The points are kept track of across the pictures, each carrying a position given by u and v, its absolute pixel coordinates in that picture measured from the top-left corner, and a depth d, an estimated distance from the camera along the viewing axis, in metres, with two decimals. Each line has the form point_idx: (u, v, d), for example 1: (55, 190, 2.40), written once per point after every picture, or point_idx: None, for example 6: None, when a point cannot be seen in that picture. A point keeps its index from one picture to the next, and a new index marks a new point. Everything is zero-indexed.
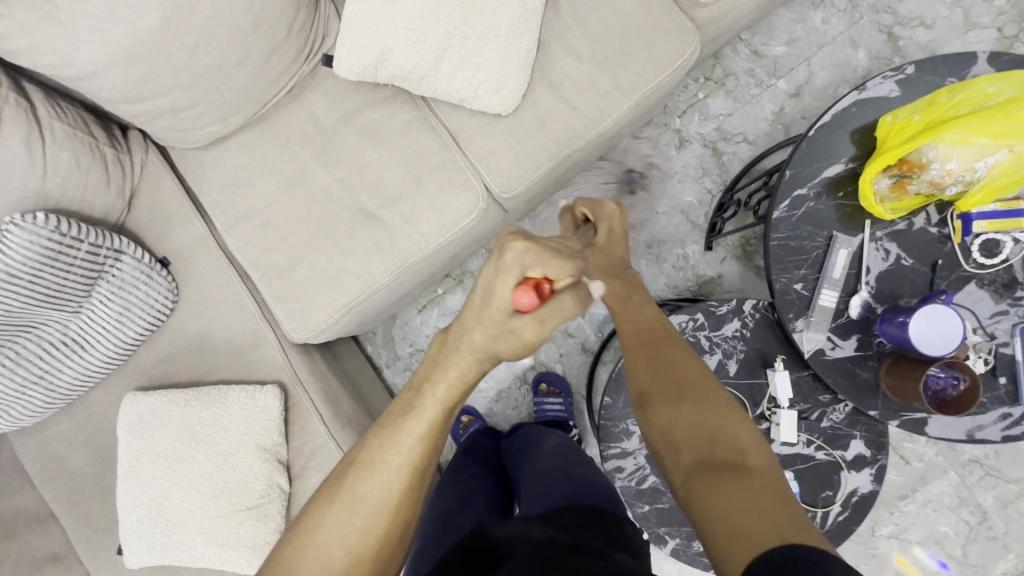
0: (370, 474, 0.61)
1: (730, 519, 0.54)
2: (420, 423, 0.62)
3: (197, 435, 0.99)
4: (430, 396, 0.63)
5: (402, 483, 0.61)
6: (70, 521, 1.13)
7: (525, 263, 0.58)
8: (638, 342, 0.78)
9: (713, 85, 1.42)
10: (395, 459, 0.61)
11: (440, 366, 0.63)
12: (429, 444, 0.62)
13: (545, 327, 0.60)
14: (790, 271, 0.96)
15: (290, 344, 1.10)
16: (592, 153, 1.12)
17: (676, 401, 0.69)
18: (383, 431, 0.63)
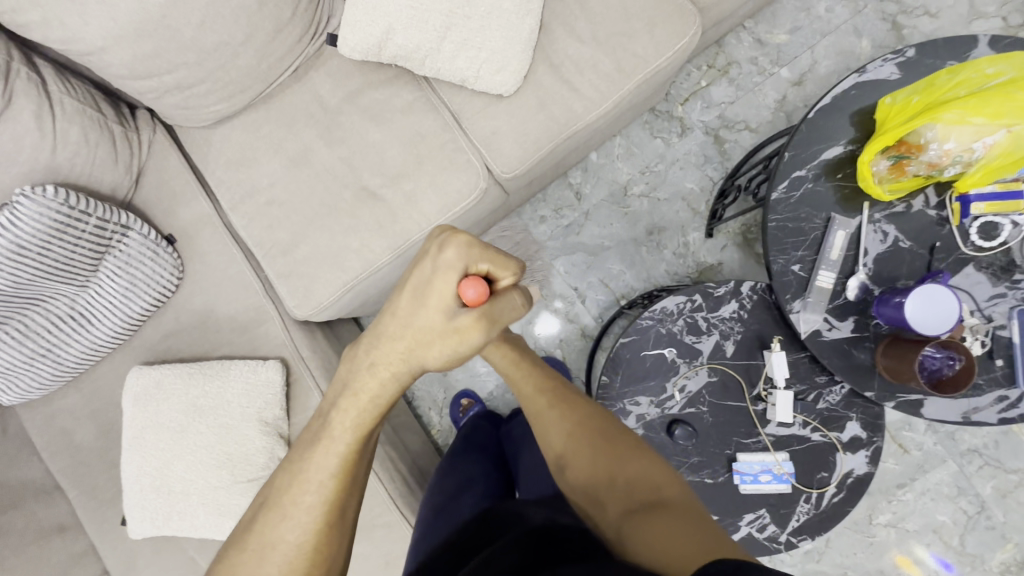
0: (278, 520, 0.60)
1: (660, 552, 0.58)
2: (331, 455, 0.62)
3: (200, 408, 1.01)
4: (337, 429, 0.63)
5: (315, 521, 0.60)
6: (75, 493, 1.15)
7: (469, 257, 0.61)
8: (545, 401, 0.81)
9: (716, 73, 1.42)
10: (302, 504, 0.60)
11: (352, 396, 0.63)
12: (344, 477, 0.62)
13: (492, 324, 0.63)
14: (787, 253, 0.96)
15: (292, 321, 1.12)
16: (592, 136, 1.13)
17: (593, 456, 0.74)
18: (293, 471, 0.62)
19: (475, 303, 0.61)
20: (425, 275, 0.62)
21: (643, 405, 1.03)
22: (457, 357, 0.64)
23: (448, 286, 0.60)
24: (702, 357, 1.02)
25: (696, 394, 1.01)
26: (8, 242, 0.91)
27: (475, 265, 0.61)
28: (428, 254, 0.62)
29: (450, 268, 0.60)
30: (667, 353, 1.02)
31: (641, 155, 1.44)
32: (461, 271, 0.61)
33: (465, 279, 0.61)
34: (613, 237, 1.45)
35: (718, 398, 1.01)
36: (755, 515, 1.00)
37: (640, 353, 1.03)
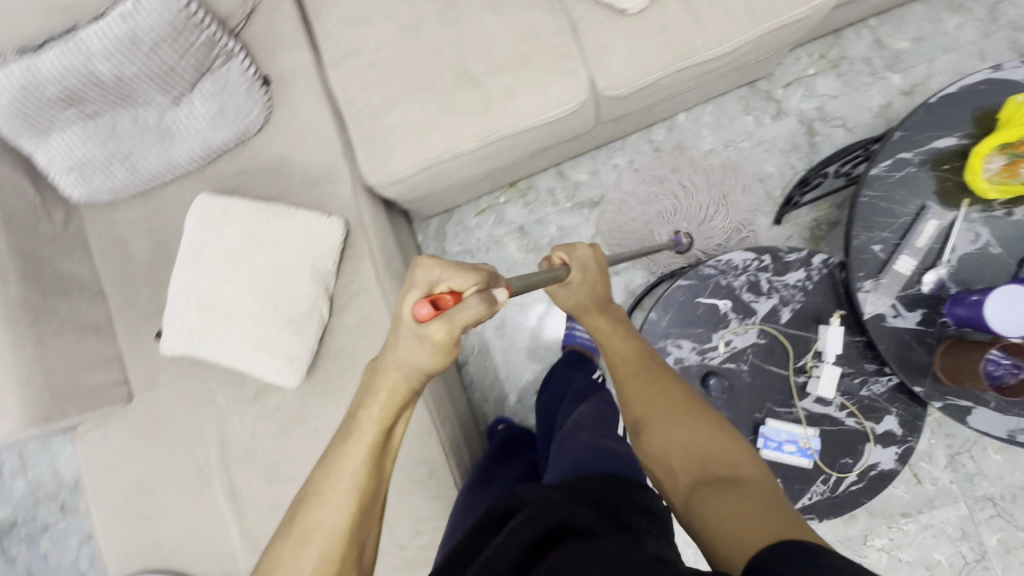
0: (317, 506, 0.63)
1: (727, 529, 0.59)
2: (359, 450, 0.66)
3: (260, 241, 1.03)
4: (365, 426, 0.67)
5: (350, 507, 0.63)
6: (117, 300, 1.19)
7: (432, 277, 0.64)
8: (631, 371, 0.85)
9: (826, 64, 1.40)
10: (337, 493, 0.63)
11: (373, 395, 0.68)
12: (373, 467, 0.66)
13: (452, 329, 0.63)
14: (871, 231, 0.94)
15: (361, 188, 1.13)
16: (697, 81, 1.12)
17: (670, 426, 0.75)
18: (327, 466, 0.66)
19: (432, 314, 0.62)
20: (402, 295, 0.68)
21: (684, 349, 1.02)
22: (448, 354, 0.66)
23: (408, 306, 0.64)
24: (755, 318, 1.01)
25: (740, 352, 1.01)
26: (125, 29, 0.96)
27: (437, 284, 0.64)
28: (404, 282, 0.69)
29: (412, 288, 0.64)
30: (721, 304, 1.01)
31: (729, 128, 1.42)
32: (424, 289, 0.65)
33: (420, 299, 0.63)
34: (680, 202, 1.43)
35: (761, 360, 1.00)
36: None
37: (694, 299, 1.02)
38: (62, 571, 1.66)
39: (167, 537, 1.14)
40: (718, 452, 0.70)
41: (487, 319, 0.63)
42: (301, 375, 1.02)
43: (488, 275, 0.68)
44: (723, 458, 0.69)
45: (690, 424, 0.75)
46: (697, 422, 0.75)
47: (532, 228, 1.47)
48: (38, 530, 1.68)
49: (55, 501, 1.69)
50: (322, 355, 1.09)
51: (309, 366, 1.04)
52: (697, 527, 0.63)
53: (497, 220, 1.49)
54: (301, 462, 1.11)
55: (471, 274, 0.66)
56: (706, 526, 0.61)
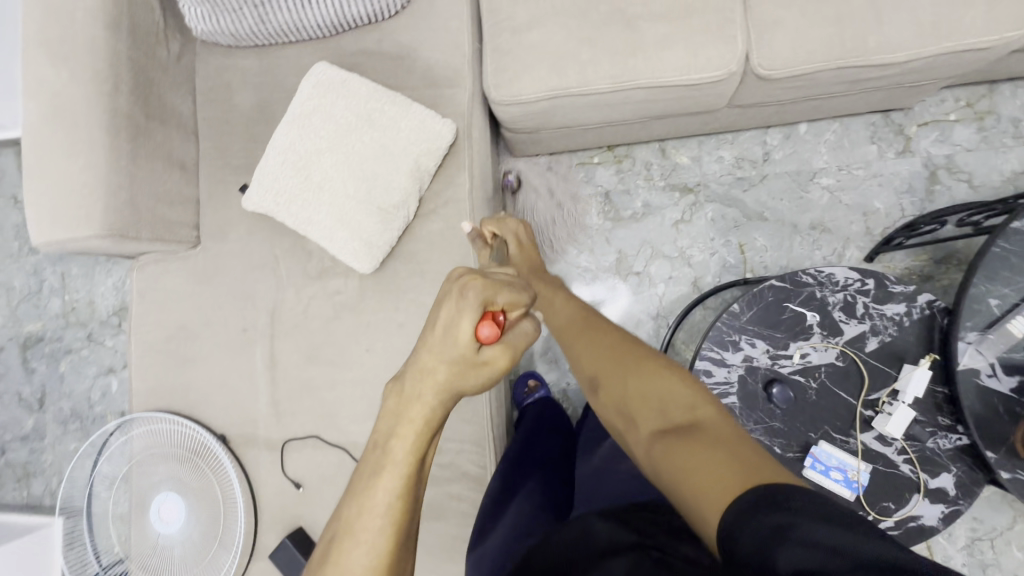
0: (346, 555, 0.54)
1: (690, 477, 0.57)
2: (394, 475, 0.57)
3: (371, 122, 1.01)
4: (398, 450, 0.58)
5: (386, 549, 0.55)
6: (208, 146, 1.18)
7: (485, 293, 0.57)
8: (580, 334, 0.84)
9: (970, 114, 1.32)
10: (370, 531, 0.55)
11: (405, 422, 0.58)
12: (410, 496, 0.57)
13: (511, 350, 0.59)
14: (992, 283, 0.90)
15: (478, 101, 1.10)
16: (849, 85, 1.06)
17: (621, 380, 0.74)
18: (355, 503, 0.56)
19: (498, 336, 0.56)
20: (448, 316, 0.57)
21: (756, 349, 0.99)
22: (490, 381, 0.61)
23: (466, 330, 0.55)
24: (840, 339, 0.97)
25: (813, 368, 0.97)
26: None
27: (491, 299, 0.57)
28: (445, 298, 0.58)
29: (470, 311, 0.55)
30: (809, 316, 0.98)
31: (849, 152, 1.36)
32: (478, 310, 0.56)
33: (481, 319, 0.56)
34: (775, 213, 1.38)
35: (832, 383, 0.97)
36: None
37: (782, 302, 0.99)
38: (73, 397, 1.70)
39: (196, 386, 1.15)
40: (673, 397, 0.68)
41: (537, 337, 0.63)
42: (375, 264, 1.01)
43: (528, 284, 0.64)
44: (679, 402, 0.67)
45: (641, 372, 0.72)
46: (648, 367, 0.73)
47: (618, 197, 1.43)
48: (61, 352, 1.72)
49: (83, 330, 1.72)
50: (395, 253, 1.08)
51: (383, 258, 1.03)
52: (664, 480, 0.61)
53: (585, 178, 1.45)
54: (343, 350, 1.10)
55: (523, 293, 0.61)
56: (670, 478, 0.60)
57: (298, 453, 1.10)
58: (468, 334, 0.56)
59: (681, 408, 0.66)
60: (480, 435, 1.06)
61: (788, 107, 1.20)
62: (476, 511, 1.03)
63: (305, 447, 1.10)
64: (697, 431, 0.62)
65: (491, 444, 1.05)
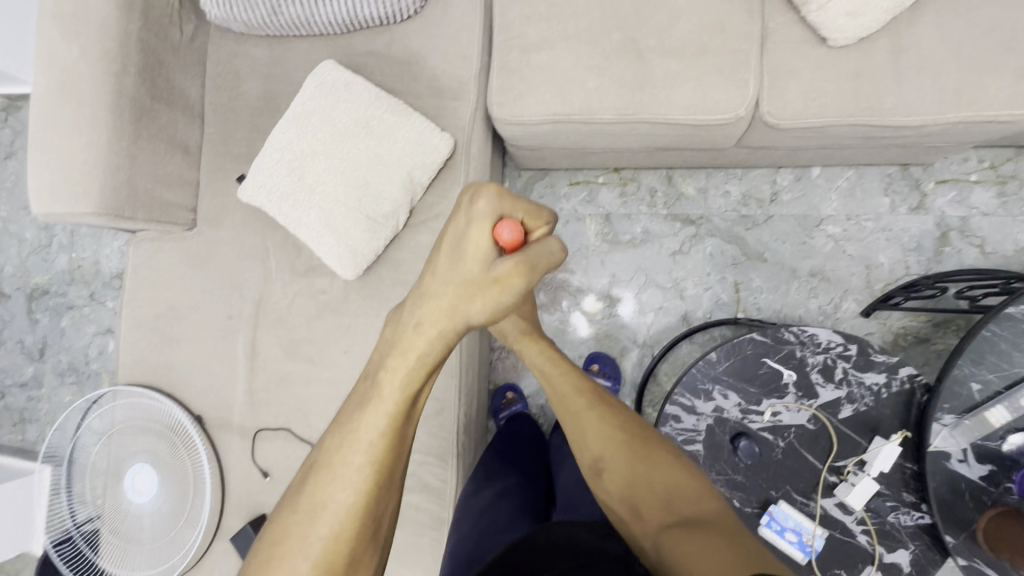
0: (328, 481, 0.58)
1: (694, 566, 0.57)
2: (381, 412, 0.59)
3: (369, 130, 1.01)
4: (388, 387, 0.60)
5: (364, 484, 0.58)
6: (213, 131, 1.19)
7: (502, 207, 0.60)
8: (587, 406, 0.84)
9: (992, 176, 1.27)
10: (350, 466, 0.58)
11: (400, 353, 0.60)
12: (395, 433, 0.60)
13: (530, 269, 0.58)
14: (977, 367, 0.88)
15: (481, 116, 1.09)
16: (863, 140, 1.03)
17: (630, 464, 0.75)
18: (341, 435, 0.60)
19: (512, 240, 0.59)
20: (460, 229, 0.60)
21: (729, 401, 0.97)
22: (502, 306, 0.60)
23: (483, 237, 0.59)
24: (813, 401, 0.96)
25: (783, 427, 0.96)
26: None
27: (508, 211, 0.60)
28: (460, 211, 0.61)
29: (484, 218, 0.59)
30: (786, 374, 0.96)
31: (860, 202, 1.32)
32: (494, 220, 0.59)
33: (499, 228, 0.60)
34: (775, 255, 1.35)
35: (800, 444, 0.96)
36: None
37: (761, 357, 0.98)
38: (72, 351, 1.76)
39: (179, 365, 1.18)
40: (682, 491, 0.70)
41: (561, 263, 0.63)
42: (358, 272, 1.02)
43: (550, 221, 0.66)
44: (685, 495, 0.69)
45: (648, 462, 0.75)
46: (658, 460, 0.75)
47: (618, 220, 1.41)
48: (64, 307, 1.77)
49: (87, 288, 1.77)
50: (382, 260, 1.08)
51: (367, 266, 1.03)
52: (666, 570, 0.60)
53: (588, 198, 1.43)
54: (322, 349, 1.12)
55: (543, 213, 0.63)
56: (675, 567, 0.59)
57: (269, 443, 1.13)
58: (487, 244, 0.59)
59: (686, 502, 0.68)
60: (445, 448, 1.07)
61: (800, 153, 1.17)
62: (433, 522, 1.05)
63: (276, 439, 1.13)
64: (702, 524, 0.63)
65: (454, 459, 1.07)
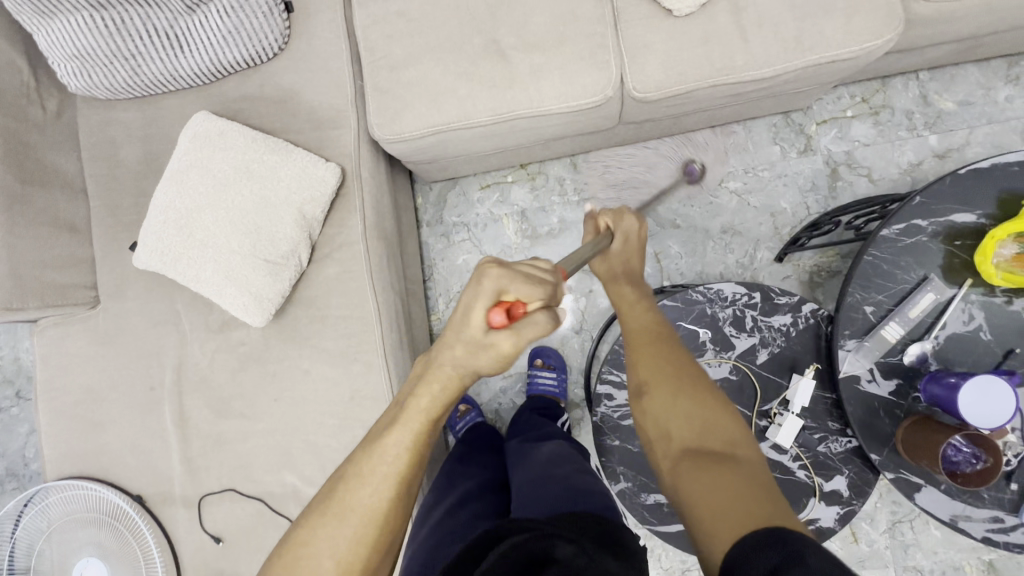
0: (355, 485, 0.60)
1: (710, 505, 0.56)
2: (408, 429, 0.62)
3: (252, 173, 1.00)
4: (415, 406, 0.63)
5: (387, 492, 0.60)
6: (98, 203, 1.15)
7: (499, 284, 0.58)
8: (644, 340, 0.78)
9: (866, 109, 1.35)
10: (378, 472, 0.61)
11: (427, 382, 0.63)
12: (421, 447, 0.63)
13: (521, 341, 0.59)
14: (867, 291, 0.92)
15: (365, 139, 1.09)
16: (732, 97, 1.07)
17: (672, 395, 0.70)
18: (371, 446, 0.63)
19: (507, 326, 0.58)
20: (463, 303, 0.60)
21: None
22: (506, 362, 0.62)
23: (478, 317, 0.58)
24: (731, 353, 0.99)
25: None
26: None
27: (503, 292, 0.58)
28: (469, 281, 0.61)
29: (480, 299, 0.57)
30: (701, 333, 1.00)
31: (754, 154, 1.38)
32: (489, 297, 0.58)
33: (494, 304, 0.58)
34: (688, 220, 1.39)
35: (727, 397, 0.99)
36: None
37: (675, 321, 1.00)
38: (8, 457, 1.66)
39: (108, 448, 1.14)
40: (718, 428, 0.65)
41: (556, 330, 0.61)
42: (268, 317, 1.00)
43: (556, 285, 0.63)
44: (722, 434, 0.65)
45: (691, 395, 0.69)
46: (702, 395, 0.69)
47: (534, 215, 1.44)
48: None
49: (11, 387, 1.68)
50: (294, 300, 1.07)
51: (277, 309, 1.01)
52: (681, 503, 0.59)
53: (501, 198, 1.45)
54: (252, 402, 1.10)
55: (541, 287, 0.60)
56: (688, 501, 0.58)
57: (216, 507, 1.10)
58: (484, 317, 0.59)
59: (720, 440, 0.64)
60: None
61: (694, 141, 1.39)
62: None
63: (222, 501, 1.10)
64: (730, 463, 0.60)
65: None
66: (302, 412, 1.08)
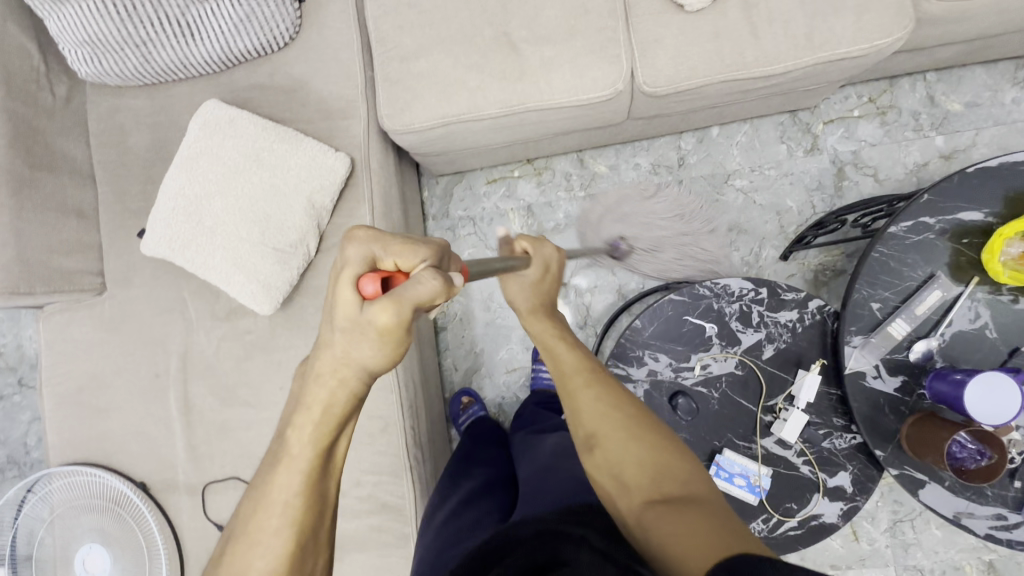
0: (246, 546, 0.55)
1: (683, 549, 0.56)
2: (293, 470, 0.58)
3: (261, 162, 1.00)
4: (296, 444, 0.58)
5: (283, 543, 0.56)
6: (106, 190, 1.15)
7: (370, 252, 0.58)
8: (585, 387, 0.78)
9: (873, 109, 1.35)
10: (269, 530, 0.55)
11: (305, 410, 0.59)
12: (312, 485, 0.58)
13: (401, 305, 0.54)
14: (874, 288, 0.93)
15: (375, 130, 1.09)
16: (741, 93, 1.07)
17: (622, 440, 0.71)
18: (254, 501, 0.57)
19: (383, 292, 0.55)
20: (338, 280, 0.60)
21: (660, 363, 1.01)
22: (390, 342, 0.57)
23: (348, 291, 0.56)
24: (737, 348, 1.00)
25: (715, 378, 1.00)
26: None
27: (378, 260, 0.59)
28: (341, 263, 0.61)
29: (347, 270, 0.57)
30: (707, 327, 1.00)
31: (760, 153, 1.38)
32: (362, 267, 0.58)
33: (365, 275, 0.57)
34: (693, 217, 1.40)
35: (733, 391, 0.99)
36: None
37: (682, 316, 1.01)
38: (9, 444, 1.66)
39: (112, 435, 1.14)
40: (672, 467, 0.67)
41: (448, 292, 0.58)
42: (275, 305, 1.00)
43: (439, 250, 0.63)
44: (676, 473, 0.66)
45: (638, 438, 0.70)
46: (648, 436, 0.70)
47: (540, 210, 1.45)
48: None
49: (13, 374, 1.68)
50: (302, 289, 1.08)
51: (284, 298, 1.01)
52: (652, 553, 0.59)
53: (507, 193, 1.46)
54: (258, 390, 1.10)
55: (418, 251, 0.60)
56: (659, 549, 0.58)
57: (220, 495, 1.10)
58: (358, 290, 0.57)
59: (675, 480, 0.65)
60: (397, 465, 1.06)
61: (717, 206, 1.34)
62: (399, 541, 1.04)
63: (227, 489, 1.10)
64: (687, 502, 0.61)
65: (409, 473, 1.06)
66: None
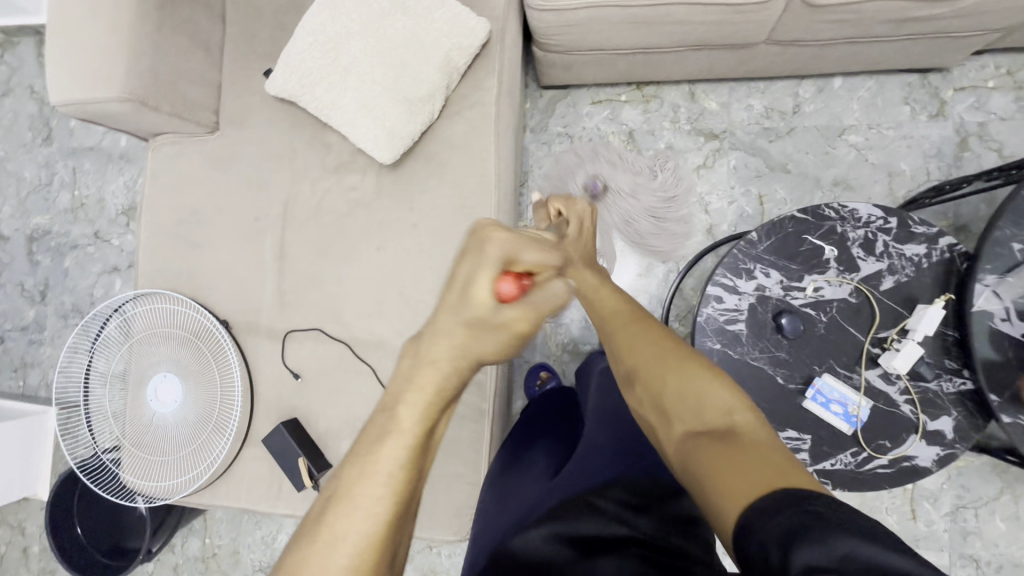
0: (340, 516, 0.44)
1: (718, 480, 0.51)
2: (401, 442, 0.46)
3: (404, 11, 0.99)
4: (407, 417, 0.47)
5: (384, 515, 0.44)
6: (235, 31, 1.16)
7: (505, 250, 0.48)
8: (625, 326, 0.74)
9: (1009, 82, 1.30)
10: (369, 498, 0.44)
11: (419, 377, 0.48)
12: (419, 464, 0.47)
13: (536, 315, 0.49)
14: (1018, 228, 0.89)
15: (513, 6, 1.08)
16: (898, 21, 1.03)
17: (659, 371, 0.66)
18: (356, 461, 0.46)
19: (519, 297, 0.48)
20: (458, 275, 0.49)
21: (770, 280, 0.98)
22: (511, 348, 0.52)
23: (481, 289, 0.47)
24: (855, 275, 0.97)
25: (825, 302, 0.97)
26: None
27: (509, 260, 0.48)
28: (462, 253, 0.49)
29: (482, 268, 0.47)
30: (827, 250, 0.97)
31: (881, 111, 1.34)
32: (497, 264, 0.47)
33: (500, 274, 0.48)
34: (799, 166, 1.36)
35: (843, 318, 0.96)
36: (797, 435, 0.95)
37: (802, 235, 0.98)
38: (76, 293, 1.70)
39: (202, 270, 1.15)
40: (712, 398, 0.60)
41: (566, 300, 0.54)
42: (395, 155, 1.00)
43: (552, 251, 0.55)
44: (718, 405, 0.59)
45: (673, 369, 0.65)
46: (687, 366, 0.65)
47: (642, 137, 1.42)
48: (67, 247, 1.71)
49: (91, 226, 1.71)
50: (416, 152, 1.07)
51: (403, 150, 1.02)
52: (691, 485, 0.55)
53: (610, 115, 1.44)
54: (354, 247, 1.10)
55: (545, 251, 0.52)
56: (696, 482, 0.54)
57: (299, 344, 1.10)
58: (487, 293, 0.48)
59: (716, 411, 0.59)
60: None
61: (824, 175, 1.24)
62: (472, 416, 1.04)
63: (307, 339, 1.10)
64: (728, 434, 0.56)
65: None
66: (403, 265, 1.07)
